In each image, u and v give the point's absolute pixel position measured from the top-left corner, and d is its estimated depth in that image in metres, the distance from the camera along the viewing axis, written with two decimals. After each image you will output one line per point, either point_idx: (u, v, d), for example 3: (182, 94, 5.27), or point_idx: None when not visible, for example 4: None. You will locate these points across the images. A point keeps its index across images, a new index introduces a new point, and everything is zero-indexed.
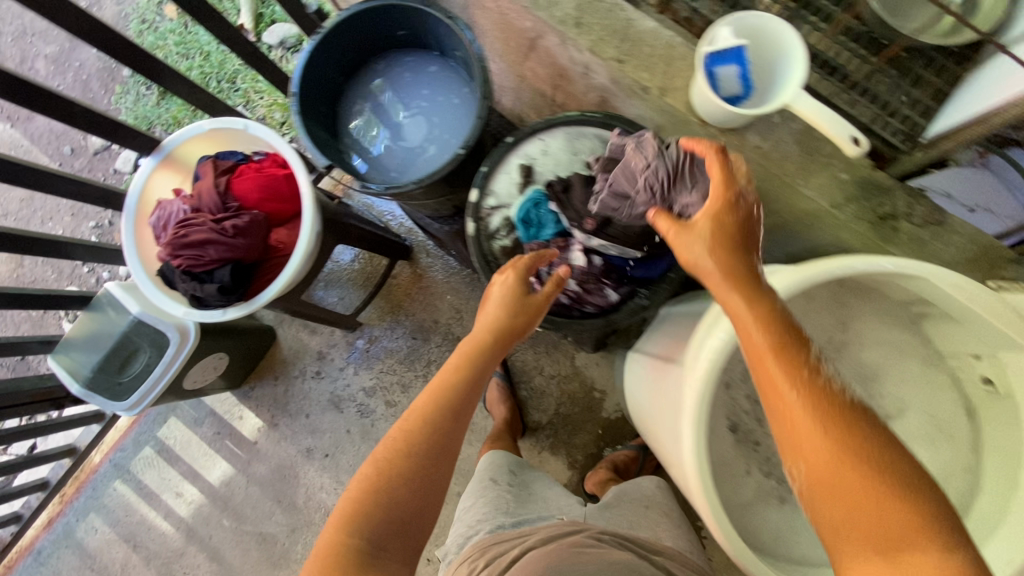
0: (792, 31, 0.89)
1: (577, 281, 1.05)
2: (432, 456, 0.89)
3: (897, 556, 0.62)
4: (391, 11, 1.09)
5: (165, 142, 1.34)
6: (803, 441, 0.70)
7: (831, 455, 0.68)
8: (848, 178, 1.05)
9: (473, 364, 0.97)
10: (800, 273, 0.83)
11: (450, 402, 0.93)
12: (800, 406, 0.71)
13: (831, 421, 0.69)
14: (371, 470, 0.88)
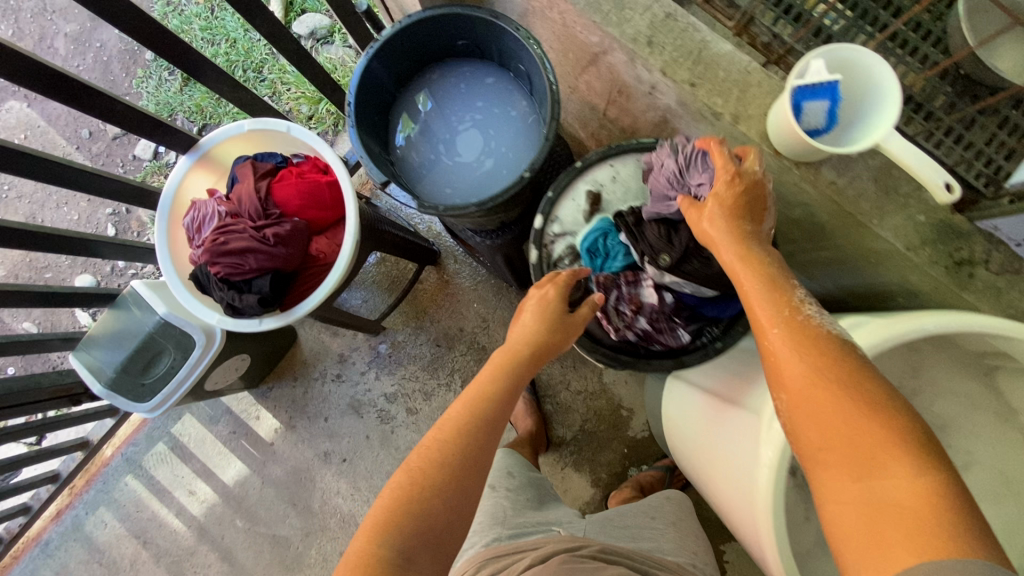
0: (888, 68, 0.85)
1: (647, 319, 1.02)
2: (468, 462, 0.82)
3: (875, 467, 0.63)
4: (455, 20, 1.04)
5: (202, 142, 1.29)
6: (785, 370, 0.73)
7: (812, 378, 0.70)
8: (925, 220, 1.00)
9: (511, 372, 0.94)
10: (889, 331, 0.78)
11: (488, 409, 0.88)
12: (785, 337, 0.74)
13: (814, 347, 0.72)
14: (405, 478, 0.80)
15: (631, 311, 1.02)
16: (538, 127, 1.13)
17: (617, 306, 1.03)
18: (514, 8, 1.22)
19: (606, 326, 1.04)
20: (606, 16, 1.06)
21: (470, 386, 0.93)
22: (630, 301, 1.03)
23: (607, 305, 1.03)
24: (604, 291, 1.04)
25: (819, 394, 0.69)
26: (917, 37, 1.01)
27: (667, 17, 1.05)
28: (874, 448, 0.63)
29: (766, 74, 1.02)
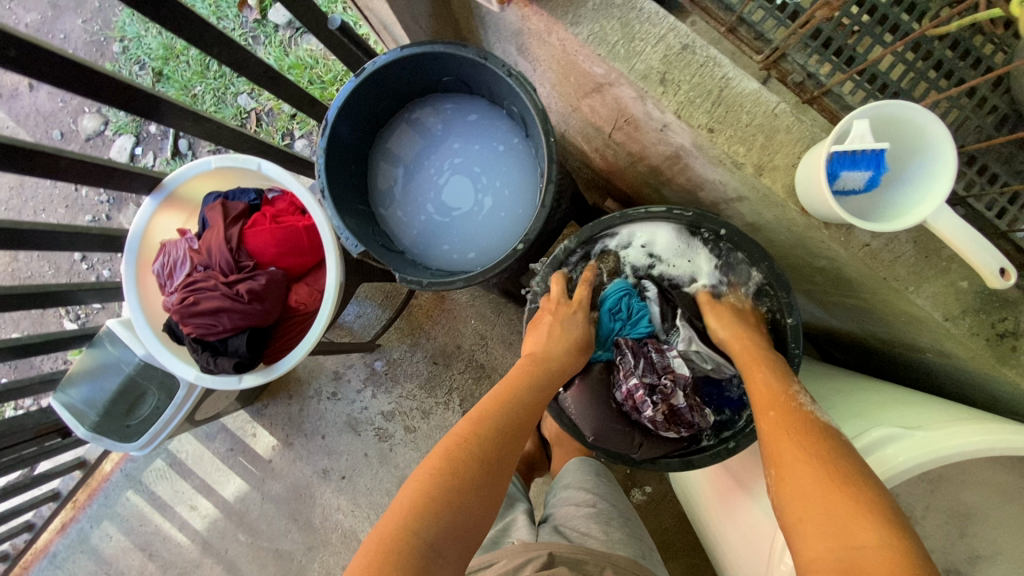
0: (942, 131, 0.72)
1: (682, 391, 0.95)
2: (504, 462, 0.77)
3: (847, 533, 0.59)
4: (438, 59, 0.91)
5: (167, 181, 1.18)
6: (773, 444, 0.73)
7: (799, 452, 0.69)
8: (968, 288, 0.88)
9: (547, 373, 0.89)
10: (925, 452, 0.69)
11: (521, 410, 0.83)
12: (779, 418, 0.75)
13: (802, 427, 0.72)
14: (440, 465, 0.73)
15: (667, 381, 0.95)
16: (534, 171, 1.04)
17: (649, 373, 0.95)
18: (506, 26, 1.06)
19: (642, 399, 0.93)
20: (613, 48, 0.91)
21: (498, 385, 0.88)
22: (662, 370, 0.95)
23: (640, 370, 0.95)
24: (633, 356, 0.96)
25: (802, 466, 0.67)
26: (986, 84, 0.87)
27: (683, 50, 0.90)
28: (849, 518, 0.60)
29: (796, 118, 0.88)
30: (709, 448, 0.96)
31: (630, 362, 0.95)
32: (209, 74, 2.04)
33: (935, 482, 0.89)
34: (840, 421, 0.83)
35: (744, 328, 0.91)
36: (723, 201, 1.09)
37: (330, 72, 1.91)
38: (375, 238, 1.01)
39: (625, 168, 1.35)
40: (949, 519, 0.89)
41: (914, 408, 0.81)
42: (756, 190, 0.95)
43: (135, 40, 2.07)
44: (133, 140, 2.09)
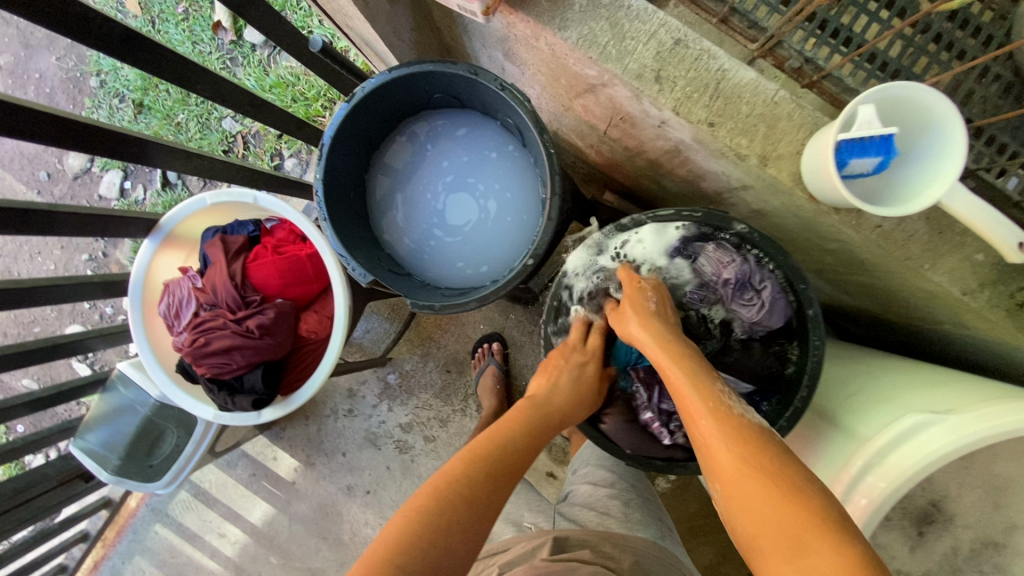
0: (949, 108, 0.71)
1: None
2: (496, 496, 0.74)
3: (803, 552, 0.57)
4: (427, 77, 0.90)
5: (164, 222, 1.16)
6: (714, 458, 0.70)
7: (742, 467, 0.66)
8: (985, 261, 0.87)
9: (548, 417, 0.88)
10: (961, 437, 0.69)
11: (516, 450, 0.81)
12: (711, 427, 0.72)
13: (735, 434, 0.70)
14: (429, 499, 0.70)
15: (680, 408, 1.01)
16: (533, 178, 1.03)
17: (663, 403, 1.01)
18: (491, 33, 1.04)
19: (658, 428, 1.00)
20: (604, 50, 0.89)
21: (493, 423, 0.86)
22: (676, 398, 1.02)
23: (654, 403, 1.01)
24: (646, 389, 1.03)
25: (747, 481, 0.65)
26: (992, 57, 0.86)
27: (676, 45, 0.88)
28: (798, 531, 0.59)
29: (796, 104, 0.87)
30: None
31: (644, 396, 1.02)
32: (190, 101, 2.01)
33: (967, 458, 0.89)
34: (870, 408, 0.82)
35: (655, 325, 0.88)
36: (727, 190, 1.08)
37: (312, 87, 1.88)
38: (381, 265, 1.00)
39: (623, 162, 1.33)
40: (982, 492, 0.89)
41: (942, 389, 0.80)
42: (761, 180, 0.94)
43: (112, 73, 2.04)
44: (122, 174, 2.07)
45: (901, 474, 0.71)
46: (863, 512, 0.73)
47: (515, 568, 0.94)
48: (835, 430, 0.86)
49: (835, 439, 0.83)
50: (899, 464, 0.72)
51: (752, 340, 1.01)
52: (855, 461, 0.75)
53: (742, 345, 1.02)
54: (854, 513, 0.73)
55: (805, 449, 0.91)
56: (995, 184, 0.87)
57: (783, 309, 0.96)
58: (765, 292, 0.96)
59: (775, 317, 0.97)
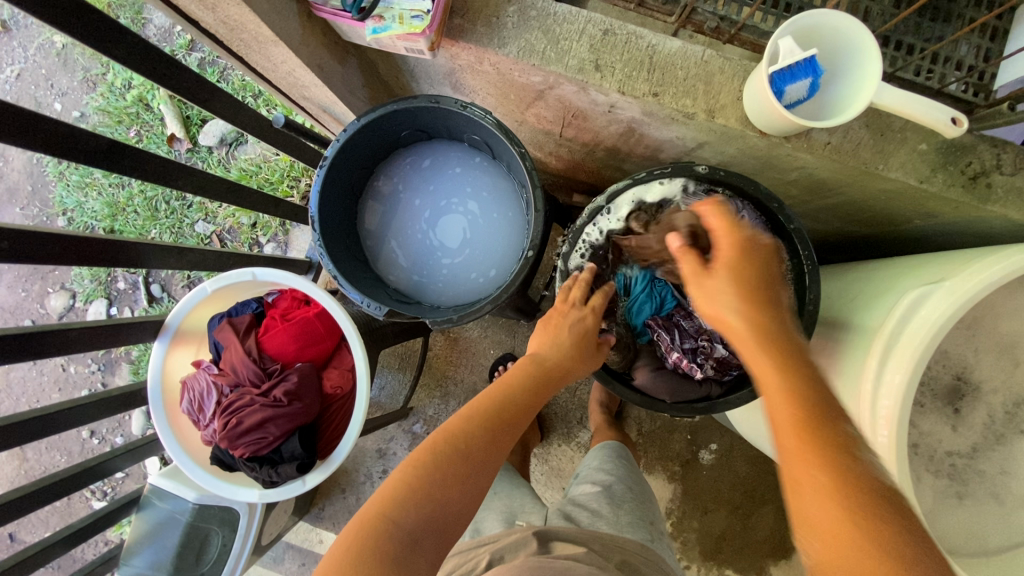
0: (855, 21, 0.81)
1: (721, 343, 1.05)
2: (492, 449, 0.76)
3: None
4: (392, 117, 0.98)
5: (170, 321, 1.18)
6: (812, 514, 0.57)
7: (847, 542, 0.55)
8: (928, 148, 0.96)
9: (546, 382, 0.87)
10: (956, 299, 0.76)
11: (512, 408, 0.82)
12: (827, 485, 0.57)
13: (859, 505, 0.56)
14: (427, 455, 0.73)
15: (704, 340, 1.06)
16: (509, 181, 1.10)
17: (687, 341, 1.06)
18: (437, 70, 1.13)
19: (688, 365, 1.03)
20: (543, 55, 0.98)
21: (493, 384, 0.86)
22: (697, 333, 1.06)
23: (677, 344, 1.06)
24: (666, 332, 1.07)
25: (857, 565, 0.54)
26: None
27: (606, 34, 0.97)
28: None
29: (724, 59, 0.97)
30: None
31: (667, 339, 1.06)
32: (160, 215, 2.06)
33: (971, 326, 0.97)
34: (871, 304, 0.90)
35: (759, 317, 0.68)
36: (685, 153, 1.16)
37: (275, 171, 1.95)
38: (394, 299, 1.05)
39: (584, 158, 1.40)
40: (995, 352, 0.95)
41: (931, 268, 0.87)
42: (713, 132, 1.02)
43: (78, 209, 2.09)
44: (106, 302, 2.08)
45: (921, 344, 0.77)
46: (903, 388, 0.77)
47: (508, 556, 0.89)
48: (847, 332, 0.91)
49: (854, 338, 0.88)
50: (916, 336, 0.78)
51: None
52: (877, 348, 0.81)
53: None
54: (893, 396, 0.78)
55: (822, 357, 0.96)
56: (916, 80, 1.01)
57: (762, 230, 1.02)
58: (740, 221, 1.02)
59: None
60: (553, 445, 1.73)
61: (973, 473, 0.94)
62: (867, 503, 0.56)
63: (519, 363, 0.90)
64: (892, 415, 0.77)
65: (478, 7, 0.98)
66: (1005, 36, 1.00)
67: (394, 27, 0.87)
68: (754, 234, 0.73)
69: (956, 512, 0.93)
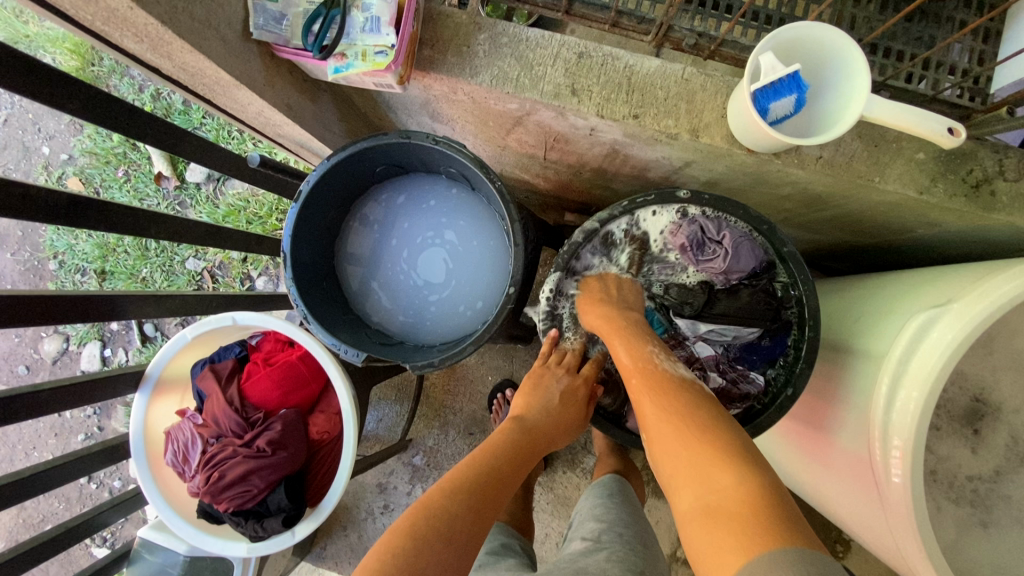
0: (839, 33, 0.77)
1: (715, 371, 1.00)
2: (474, 532, 0.76)
3: (709, 479, 0.64)
4: (364, 155, 0.95)
5: (150, 371, 1.14)
6: (644, 411, 0.78)
7: (658, 412, 0.76)
8: (926, 157, 0.91)
9: (523, 455, 0.90)
10: (967, 322, 0.71)
11: (493, 482, 0.83)
12: (643, 383, 0.81)
13: (661, 386, 0.79)
14: (409, 541, 0.70)
15: (696, 371, 1.00)
16: (491, 212, 1.06)
17: None
18: (412, 101, 1.10)
19: None
20: (517, 82, 0.94)
21: (471, 453, 0.87)
22: (688, 363, 1.01)
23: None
24: None
25: (666, 424, 0.74)
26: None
27: (581, 58, 0.94)
28: (709, 465, 0.66)
29: (705, 76, 0.93)
30: (772, 404, 0.95)
31: None
32: (150, 254, 2.03)
33: (984, 342, 0.91)
34: (879, 327, 0.85)
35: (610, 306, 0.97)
36: (673, 172, 1.12)
37: (263, 205, 1.93)
38: (376, 342, 1.01)
39: (571, 179, 1.37)
40: (1010, 368, 0.90)
41: (937, 285, 0.82)
42: (699, 152, 0.98)
43: (69, 251, 2.07)
44: (100, 343, 2.05)
45: (930, 372, 0.72)
46: (915, 418, 0.72)
47: None
48: (854, 357, 0.86)
49: (863, 364, 0.83)
50: (924, 364, 0.73)
51: (738, 287, 0.99)
52: (885, 376, 0.76)
53: (727, 293, 1.00)
54: (905, 431, 0.72)
55: (829, 384, 0.90)
56: (908, 87, 0.97)
57: (749, 249, 0.96)
58: (724, 241, 0.96)
59: (745, 261, 0.96)
60: (557, 472, 1.67)
61: (997, 499, 0.88)
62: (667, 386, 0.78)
63: (497, 432, 0.93)
64: (906, 448, 0.72)
65: (448, 37, 0.95)
66: (998, 37, 0.96)
67: (357, 65, 0.84)
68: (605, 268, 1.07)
69: (983, 543, 0.87)
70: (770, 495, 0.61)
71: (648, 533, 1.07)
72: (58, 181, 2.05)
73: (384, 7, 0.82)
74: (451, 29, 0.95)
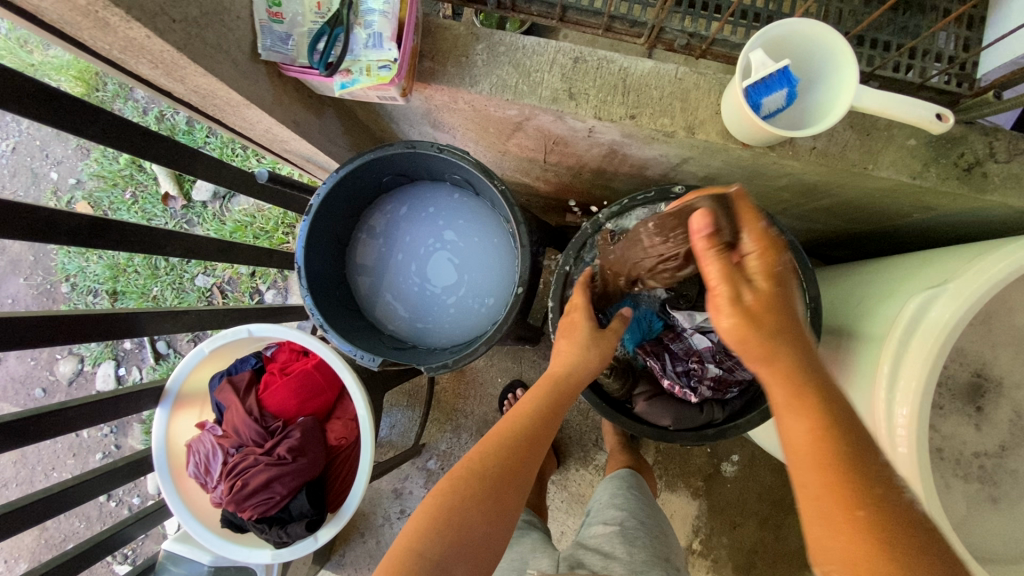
0: (816, 24, 0.80)
1: (713, 362, 1.01)
2: (517, 476, 0.76)
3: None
4: (371, 166, 0.98)
5: (170, 386, 1.17)
6: (843, 546, 0.57)
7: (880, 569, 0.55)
8: (917, 143, 0.94)
9: (563, 400, 0.86)
10: (962, 301, 0.74)
11: (532, 430, 0.81)
12: (859, 518, 0.57)
13: (880, 527, 0.57)
14: (450, 495, 0.72)
15: (694, 362, 1.02)
16: (496, 214, 1.09)
17: (678, 365, 1.02)
18: (414, 112, 1.13)
19: (682, 390, 0.99)
20: (516, 88, 0.97)
21: (512, 408, 0.85)
22: (688, 355, 1.03)
23: (668, 368, 1.02)
24: (657, 357, 1.04)
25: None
26: None
27: (576, 63, 0.97)
28: None
29: (698, 74, 0.96)
30: None
31: (658, 365, 1.02)
32: (160, 273, 2.07)
33: (983, 320, 0.93)
34: (877, 310, 0.88)
35: (792, 352, 0.65)
36: (671, 169, 1.14)
37: (269, 220, 1.97)
38: (388, 346, 1.04)
39: (571, 180, 1.39)
40: (1009, 345, 0.92)
41: (933, 267, 0.85)
42: (696, 148, 1.01)
43: (80, 273, 2.11)
44: (114, 363, 2.08)
45: (932, 347, 0.74)
46: (916, 395, 0.74)
47: None
48: (855, 340, 0.89)
49: (863, 346, 0.85)
50: (925, 341, 0.75)
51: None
52: (885, 357, 0.79)
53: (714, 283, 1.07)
54: (907, 408, 0.75)
55: (834, 367, 0.92)
56: (896, 76, 0.99)
57: None
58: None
59: None
60: (570, 470, 1.69)
61: (1004, 474, 0.90)
62: (885, 528, 0.57)
63: (536, 388, 0.87)
64: (910, 425, 0.75)
65: (447, 48, 0.98)
66: (982, 23, 0.99)
67: (362, 80, 0.87)
68: (780, 244, 0.69)
69: (994, 518, 0.89)
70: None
71: (664, 521, 1.08)
72: (67, 205, 2.09)
73: (386, 23, 0.85)
74: (449, 41, 0.98)
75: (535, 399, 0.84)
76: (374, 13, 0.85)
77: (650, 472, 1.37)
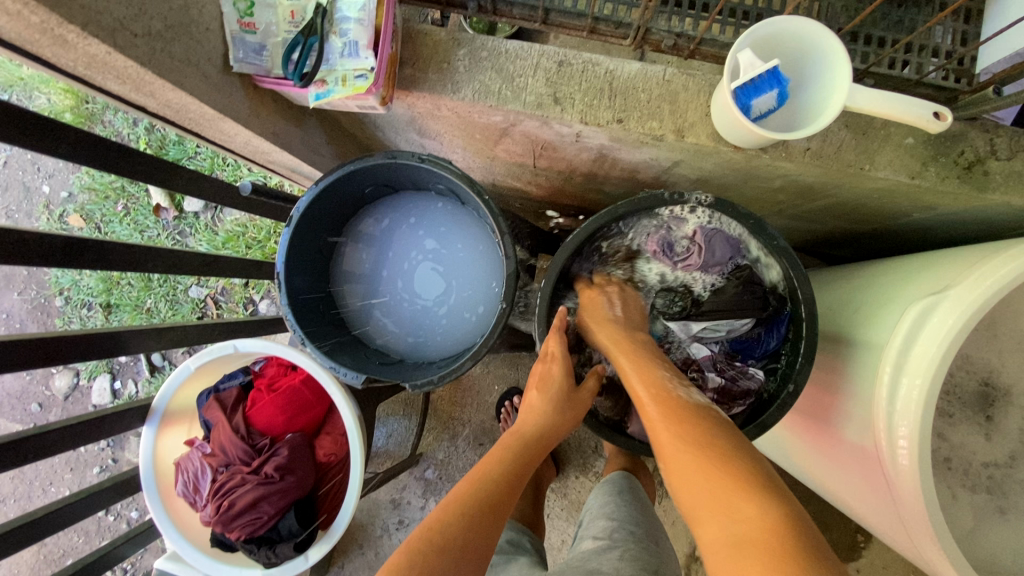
0: (803, 21, 0.77)
1: (713, 371, 0.99)
2: (480, 536, 0.73)
3: (730, 507, 0.61)
4: (351, 177, 0.96)
5: (156, 404, 1.14)
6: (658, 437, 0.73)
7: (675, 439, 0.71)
8: (916, 142, 0.90)
9: (525, 456, 0.86)
10: (965, 308, 0.70)
11: (497, 489, 0.79)
12: (658, 409, 0.75)
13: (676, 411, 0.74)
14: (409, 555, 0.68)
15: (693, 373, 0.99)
16: (482, 223, 1.07)
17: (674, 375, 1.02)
18: (398, 120, 1.10)
19: None
20: (500, 94, 0.94)
21: (474, 467, 0.84)
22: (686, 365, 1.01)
23: None
24: None
25: (682, 449, 0.70)
26: None
27: (561, 67, 0.94)
28: (727, 492, 0.63)
29: (686, 76, 0.93)
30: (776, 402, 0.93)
31: None
32: (153, 285, 2.05)
33: (989, 323, 0.90)
34: (877, 316, 0.84)
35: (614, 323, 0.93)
36: (662, 172, 1.11)
37: (261, 229, 1.95)
38: (375, 362, 1.02)
39: (563, 185, 1.37)
40: (1015, 349, 0.89)
41: (934, 271, 0.82)
42: (686, 151, 0.98)
43: (74, 287, 2.09)
44: (110, 376, 2.06)
45: (931, 359, 0.71)
46: (920, 406, 0.71)
47: None
48: (855, 348, 0.85)
49: (864, 354, 0.82)
50: (926, 350, 0.72)
51: (723, 281, 1.01)
52: (886, 366, 0.76)
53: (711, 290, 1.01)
54: (909, 421, 0.72)
55: (833, 376, 0.89)
56: (891, 73, 0.96)
57: (721, 241, 0.98)
58: (695, 237, 1.00)
59: (720, 251, 0.99)
60: (570, 478, 1.66)
61: (1014, 484, 0.86)
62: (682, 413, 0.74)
63: (497, 445, 0.88)
64: (913, 437, 0.71)
65: (428, 54, 0.96)
66: (980, 15, 0.96)
67: (338, 90, 0.84)
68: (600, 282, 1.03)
69: (1005, 530, 0.85)
70: (794, 523, 0.59)
71: (657, 529, 1.06)
72: (59, 218, 2.07)
73: (362, 31, 0.82)
74: (430, 47, 0.96)
75: (495, 453, 0.86)
76: (350, 21, 0.83)
77: (648, 479, 1.34)
